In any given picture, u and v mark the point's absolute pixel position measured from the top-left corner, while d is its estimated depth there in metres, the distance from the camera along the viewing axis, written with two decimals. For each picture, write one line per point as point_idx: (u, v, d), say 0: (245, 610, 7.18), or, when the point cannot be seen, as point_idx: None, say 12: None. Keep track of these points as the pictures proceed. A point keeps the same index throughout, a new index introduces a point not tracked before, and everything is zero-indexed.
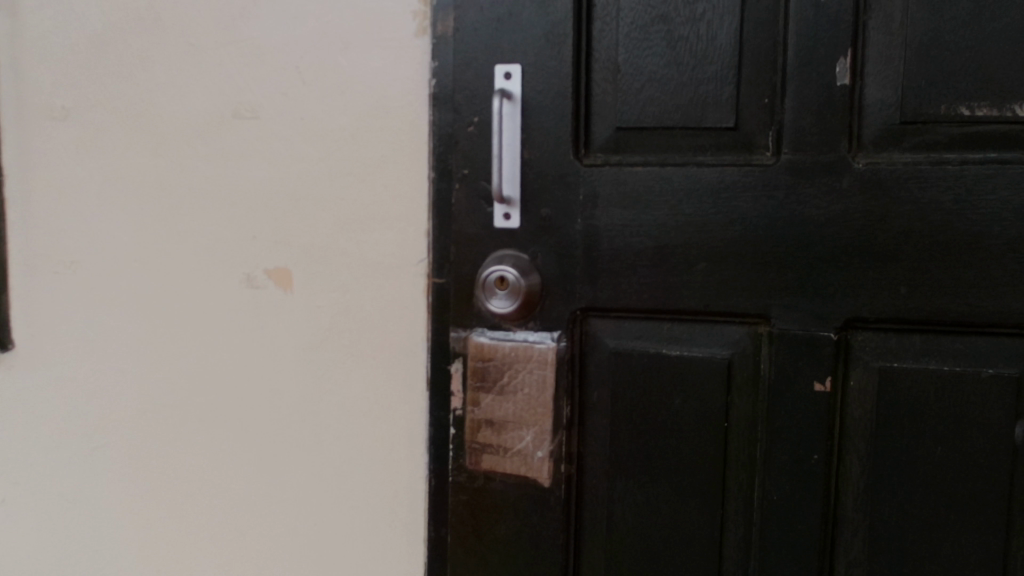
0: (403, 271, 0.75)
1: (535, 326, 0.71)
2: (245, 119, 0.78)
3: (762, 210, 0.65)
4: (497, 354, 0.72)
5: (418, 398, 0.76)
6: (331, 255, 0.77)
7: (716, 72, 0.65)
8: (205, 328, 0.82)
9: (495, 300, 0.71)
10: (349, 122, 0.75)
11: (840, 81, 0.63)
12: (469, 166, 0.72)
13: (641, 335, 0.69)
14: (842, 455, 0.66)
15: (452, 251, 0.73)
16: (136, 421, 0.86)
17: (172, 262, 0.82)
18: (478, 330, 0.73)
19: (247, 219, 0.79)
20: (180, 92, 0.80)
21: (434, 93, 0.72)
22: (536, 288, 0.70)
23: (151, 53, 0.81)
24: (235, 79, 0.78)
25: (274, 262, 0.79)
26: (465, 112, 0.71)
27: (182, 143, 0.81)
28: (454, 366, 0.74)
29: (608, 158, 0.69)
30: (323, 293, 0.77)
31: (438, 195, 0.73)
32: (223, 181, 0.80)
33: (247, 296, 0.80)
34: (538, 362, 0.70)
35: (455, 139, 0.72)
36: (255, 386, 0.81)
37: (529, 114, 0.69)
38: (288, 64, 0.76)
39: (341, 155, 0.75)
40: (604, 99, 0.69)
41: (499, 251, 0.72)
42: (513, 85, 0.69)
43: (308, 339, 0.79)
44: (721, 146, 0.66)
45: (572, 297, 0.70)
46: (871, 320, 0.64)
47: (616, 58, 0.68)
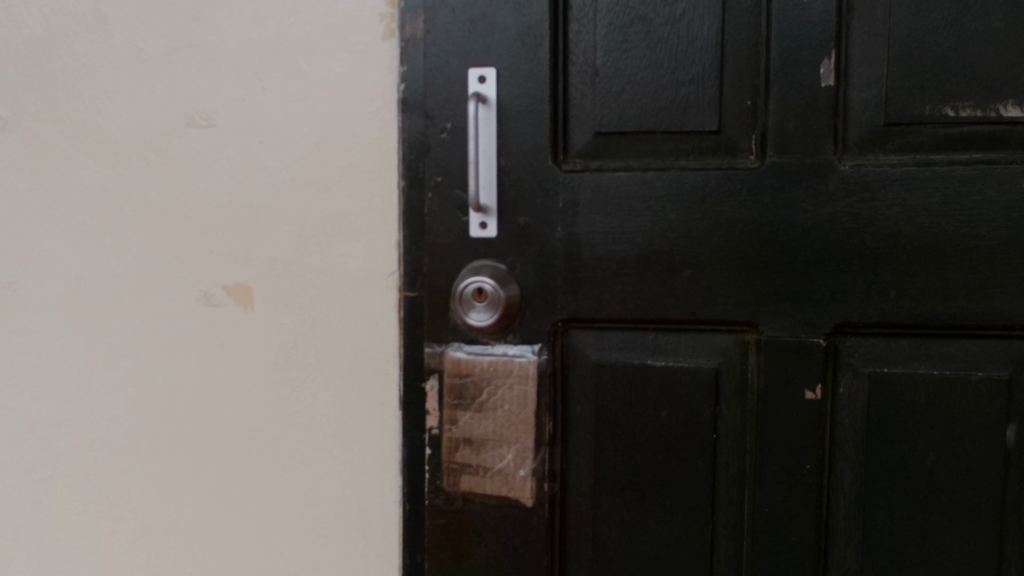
0: (372, 286, 0.71)
1: (514, 340, 0.68)
2: (200, 128, 0.74)
3: (748, 215, 0.63)
4: (475, 369, 0.69)
5: (390, 418, 0.72)
6: (294, 270, 0.73)
7: (697, 74, 0.64)
8: (157, 351, 0.77)
9: (473, 313, 0.68)
10: (312, 130, 0.71)
11: (824, 83, 0.62)
12: (442, 174, 0.69)
13: (624, 346, 0.67)
14: (834, 465, 0.64)
15: (426, 263, 0.70)
16: (81, 452, 0.80)
17: (119, 281, 0.77)
18: (455, 345, 0.70)
19: (204, 234, 0.75)
20: (128, 99, 0.76)
21: (403, 99, 0.69)
22: (515, 299, 0.68)
23: (96, 58, 0.76)
24: (188, 86, 0.74)
25: (233, 278, 0.75)
26: (437, 118, 0.69)
27: (130, 154, 0.76)
28: (429, 384, 0.71)
29: (587, 164, 0.67)
30: (285, 309, 0.74)
31: (410, 205, 0.70)
32: (175, 195, 0.75)
33: (204, 314, 0.76)
34: (518, 378, 0.67)
35: (427, 146, 0.69)
36: (213, 410, 0.76)
37: (505, 120, 0.67)
38: (246, 70, 0.72)
39: (304, 163, 0.72)
40: (582, 102, 0.66)
41: (476, 262, 0.69)
42: (488, 89, 0.67)
43: (271, 360, 0.74)
44: (704, 150, 0.65)
45: (553, 308, 0.67)
46: (860, 325, 0.63)
47: (594, 61, 0.65)
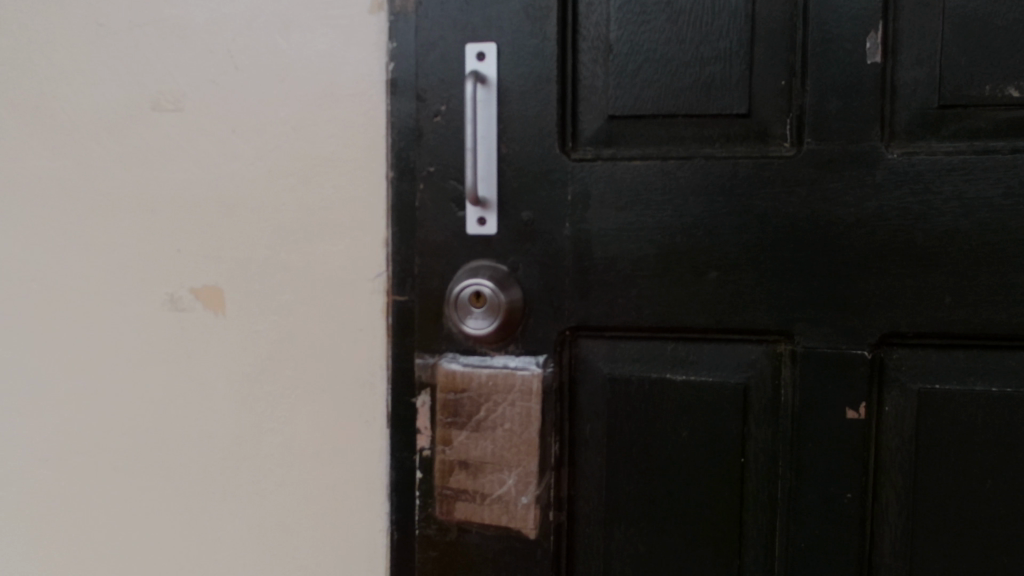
0: (357, 289, 0.64)
1: (516, 350, 0.61)
2: (166, 113, 0.67)
3: (783, 209, 0.56)
4: (472, 383, 0.60)
5: (377, 437, 0.65)
6: (270, 272, 0.66)
7: (725, 50, 0.56)
8: (117, 362, 0.70)
9: (470, 320, 0.60)
10: (290, 115, 0.64)
11: (870, 59, 0.55)
12: (435, 163, 0.61)
13: (641, 358, 0.59)
14: (878, 494, 0.57)
15: (417, 262, 0.62)
16: (32, 471, 0.73)
17: (76, 284, 0.70)
18: (449, 356, 0.62)
19: (170, 231, 0.67)
20: (85, 82, 0.68)
21: (392, 79, 0.62)
22: (518, 304, 0.60)
23: (50, 36, 0.68)
24: (152, 66, 0.66)
25: (202, 279, 0.67)
26: (430, 101, 0.61)
27: (86, 143, 0.68)
28: (420, 400, 0.63)
29: (599, 153, 0.59)
30: (260, 316, 0.66)
31: (399, 198, 0.62)
32: (139, 188, 0.68)
33: (171, 320, 0.68)
34: (521, 394, 0.60)
35: (419, 132, 0.61)
36: (180, 427, 0.69)
37: (507, 102, 0.59)
38: (217, 48, 0.65)
39: (281, 152, 0.64)
40: (594, 83, 0.59)
41: (473, 262, 0.61)
42: (487, 67, 0.59)
43: (245, 370, 0.67)
44: (731, 136, 0.57)
45: (560, 315, 0.60)
46: (909, 335, 0.55)
47: (607, 36, 0.58)
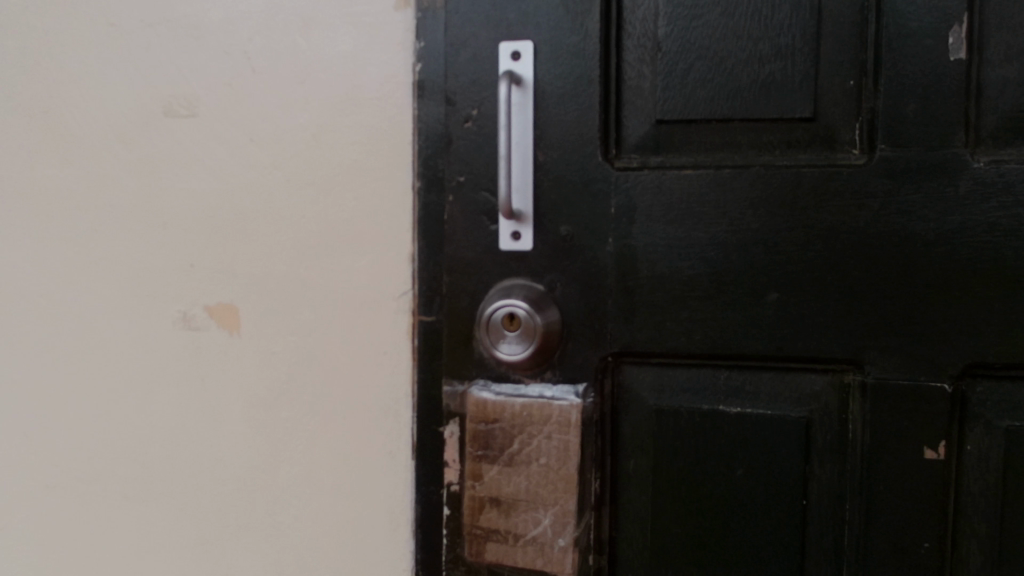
0: (380, 309, 0.59)
1: (553, 378, 0.55)
2: (179, 119, 0.62)
3: (852, 224, 0.50)
4: (505, 413, 0.55)
5: (401, 469, 0.60)
6: (287, 289, 0.61)
7: (786, 46, 0.50)
8: (126, 383, 0.66)
9: (503, 345, 0.55)
10: (309, 120, 0.59)
11: (953, 56, 0.49)
12: (466, 173, 0.56)
13: (691, 387, 0.54)
14: (959, 544, 0.51)
15: (445, 280, 0.57)
16: (41, 498, 0.69)
17: (84, 301, 0.66)
18: (479, 384, 0.57)
19: (182, 245, 0.63)
20: (95, 86, 0.64)
21: (420, 81, 0.57)
22: (555, 327, 0.54)
23: (58, 38, 0.64)
24: (165, 68, 0.62)
25: (216, 297, 0.63)
26: (460, 105, 0.56)
27: (95, 151, 0.64)
28: (448, 430, 0.58)
29: (646, 161, 0.54)
30: (276, 336, 0.62)
31: (426, 211, 0.57)
32: (150, 199, 0.63)
33: (183, 340, 0.64)
34: (558, 426, 0.54)
35: (448, 139, 0.56)
36: (192, 455, 0.65)
37: (544, 105, 0.54)
38: (233, 49, 0.61)
39: (300, 160, 0.60)
40: (640, 84, 0.53)
41: (506, 280, 0.56)
42: (523, 67, 0.54)
43: (260, 395, 0.63)
44: (794, 142, 0.51)
45: (602, 339, 0.54)
46: (995, 366, 0.49)
47: (656, 32, 0.52)
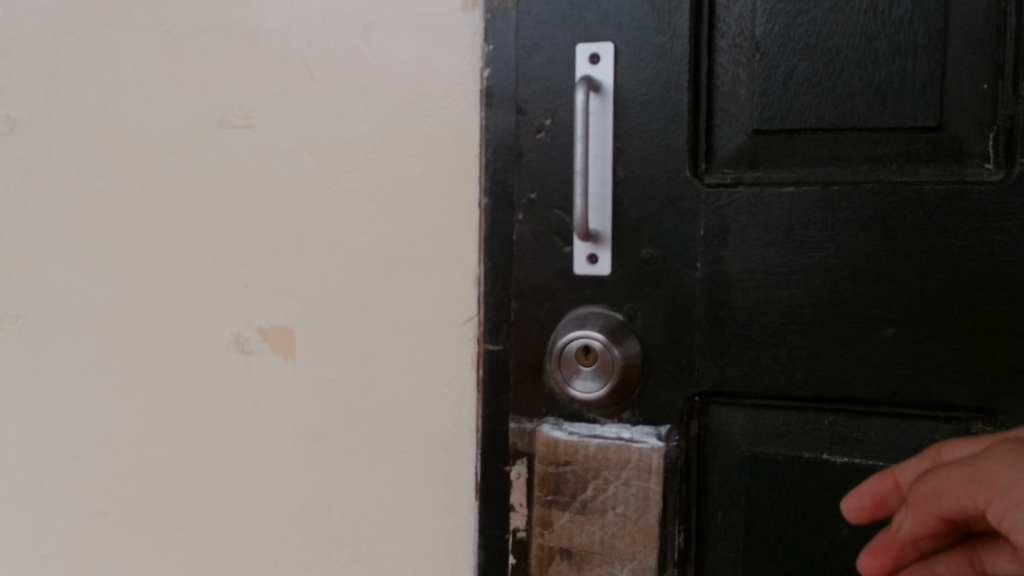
0: (443, 336, 0.54)
1: (632, 418, 0.50)
2: (236, 129, 0.59)
3: (984, 250, 0.43)
4: (577, 455, 0.50)
5: (463, 510, 0.55)
6: (343, 312, 0.57)
7: (907, 45, 0.44)
8: (179, 407, 0.63)
9: (578, 381, 0.49)
10: (370, 132, 0.55)
11: None
12: (537, 189, 0.51)
13: (788, 434, 0.48)
14: None
15: (513, 306, 0.52)
16: (96, 522, 0.67)
17: (140, 321, 0.63)
18: (550, 421, 0.51)
19: (237, 264, 0.60)
20: (151, 95, 0.61)
21: (488, 88, 0.52)
22: (636, 362, 0.49)
23: (115, 47, 0.62)
24: (221, 76, 0.59)
25: (271, 318, 0.59)
26: (532, 114, 0.50)
27: (151, 165, 0.62)
28: (515, 471, 0.53)
29: (740, 176, 0.47)
30: (334, 362, 0.57)
31: (494, 230, 0.52)
32: (205, 214, 0.60)
33: (237, 364, 0.61)
34: (637, 471, 0.49)
35: (519, 151, 0.51)
36: (245, 486, 0.62)
37: (626, 114, 0.48)
38: (291, 55, 0.57)
39: (360, 174, 0.55)
40: (735, 90, 0.47)
41: (581, 308, 0.50)
42: (602, 72, 0.48)
43: (315, 425, 0.59)
44: (914, 155, 0.45)
45: (688, 376, 0.48)
46: None
47: (753, 31, 0.46)
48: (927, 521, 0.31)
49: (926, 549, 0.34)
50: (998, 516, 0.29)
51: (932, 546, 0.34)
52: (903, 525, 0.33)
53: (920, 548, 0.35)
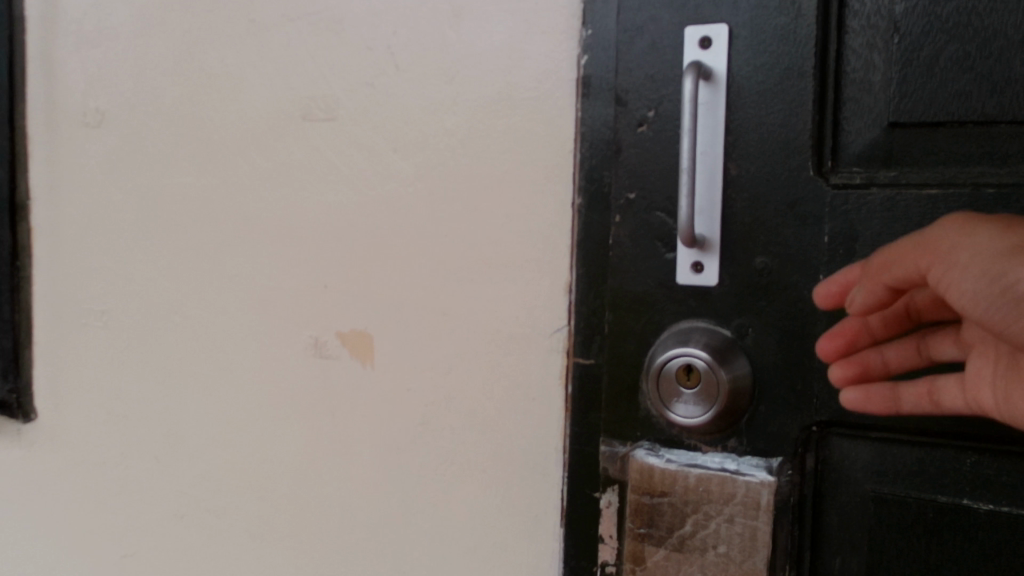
0: (530, 347, 0.50)
1: (739, 446, 0.44)
2: (319, 123, 0.56)
3: None
4: (675, 486, 0.45)
5: (547, 537, 0.50)
6: (425, 319, 0.53)
7: None
8: (255, 411, 0.61)
9: (678, 404, 0.44)
10: (456, 125, 0.51)
11: None
12: (637, 188, 0.46)
13: (921, 473, 0.41)
14: None
15: (607, 317, 0.47)
16: (174, 525, 0.66)
17: (219, 320, 0.61)
18: (646, 446, 0.46)
19: (316, 263, 0.57)
20: (235, 87, 0.59)
21: (585, 77, 0.47)
22: (745, 384, 0.43)
23: (201, 37, 0.60)
24: (305, 66, 0.56)
25: (350, 322, 0.56)
26: (633, 105, 0.46)
27: (233, 158, 0.59)
28: (606, 499, 0.48)
29: (872, 177, 0.41)
30: (413, 371, 0.54)
31: (588, 234, 0.47)
32: (285, 211, 0.58)
33: (314, 369, 0.58)
34: (742, 508, 0.43)
35: (617, 147, 0.46)
36: (320, 497, 0.59)
37: (740, 105, 0.43)
38: (376, 43, 0.53)
39: (445, 171, 0.52)
40: (869, 77, 0.41)
41: (685, 322, 0.45)
42: (714, 58, 0.43)
43: (393, 437, 0.55)
44: None
45: (804, 403, 0.43)
46: None
47: (892, 8, 0.40)
48: (877, 288, 0.36)
49: (878, 334, 0.39)
50: (938, 277, 0.33)
51: (881, 329, 0.39)
52: (856, 298, 0.37)
53: (872, 332, 0.39)
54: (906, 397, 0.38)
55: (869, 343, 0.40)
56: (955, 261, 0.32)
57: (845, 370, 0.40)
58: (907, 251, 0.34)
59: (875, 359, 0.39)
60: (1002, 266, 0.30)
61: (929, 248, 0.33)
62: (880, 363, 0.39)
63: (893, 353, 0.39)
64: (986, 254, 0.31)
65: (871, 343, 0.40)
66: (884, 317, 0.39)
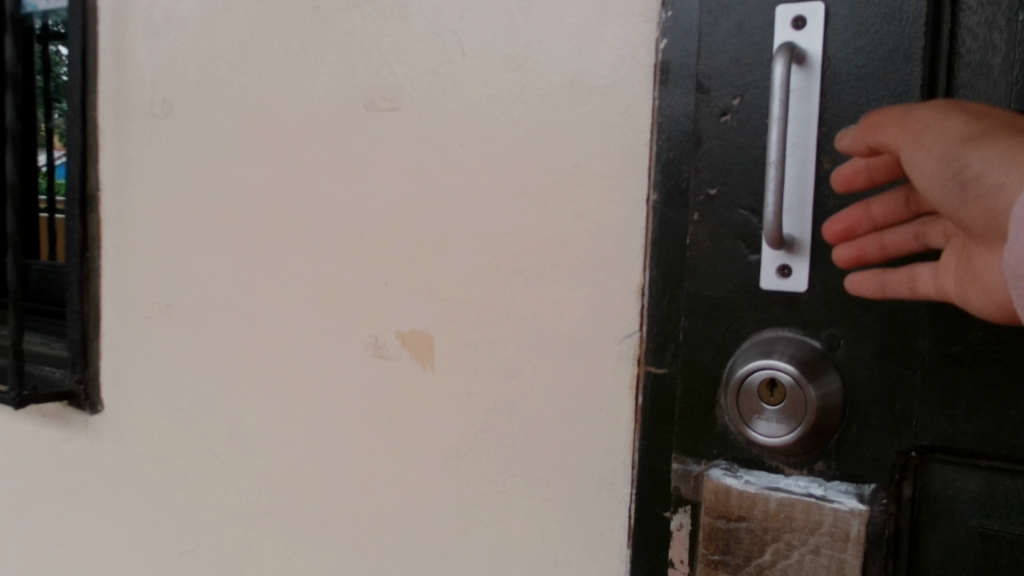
0: (599, 354, 0.46)
1: (827, 471, 0.40)
2: (382, 113, 0.53)
3: None
4: (754, 511, 0.41)
5: (613, 558, 0.47)
6: (488, 320, 0.50)
7: None
8: (314, 410, 0.59)
9: (761, 422, 0.40)
10: (524, 115, 0.48)
11: None
12: (718, 184, 0.42)
13: None
14: None
15: (683, 324, 0.43)
16: (233, 523, 0.65)
17: (280, 315, 0.60)
18: (722, 466, 0.42)
19: (377, 260, 0.55)
20: (299, 76, 0.57)
21: (663, 63, 0.43)
22: (836, 402, 0.39)
23: (266, 25, 0.59)
24: (369, 53, 0.54)
25: (410, 322, 0.53)
26: (716, 93, 0.42)
27: (296, 150, 0.58)
28: (676, 521, 0.44)
29: None
30: (475, 375, 0.51)
31: (664, 233, 0.44)
32: (346, 204, 0.56)
33: (373, 369, 0.56)
34: (830, 539, 0.39)
35: (698, 138, 0.42)
36: (376, 503, 0.57)
37: (836, 92, 0.38)
38: (442, 29, 0.51)
39: (511, 164, 0.49)
40: (987, 59, 0.37)
41: (769, 332, 0.41)
42: (809, 38, 0.39)
43: (452, 444, 0.53)
44: None
45: (903, 424, 0.38)
46: None
47: None
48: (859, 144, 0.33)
49: (880, 220, 0.36)
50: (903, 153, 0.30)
51: (882, 216, 0.36)
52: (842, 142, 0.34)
53: (873, 218, 0.36)
54: (890, 289, 0.35)
55: (871, 229, 0.36)
56: (920, 143, 0.29)
57: (845, 251, 0.37)
58: (883, 127, 0.32)
59: (873, 245, 0.36)
60: (962, 152, 0.28)
61: (902, 125, 0.31)
62: (878, 248, 0.36)
63: (892, 238, 0.36)
64: (949, 138, 0.28)
65: (872, 229, 0.36)
66: (886, 204, 0.35)
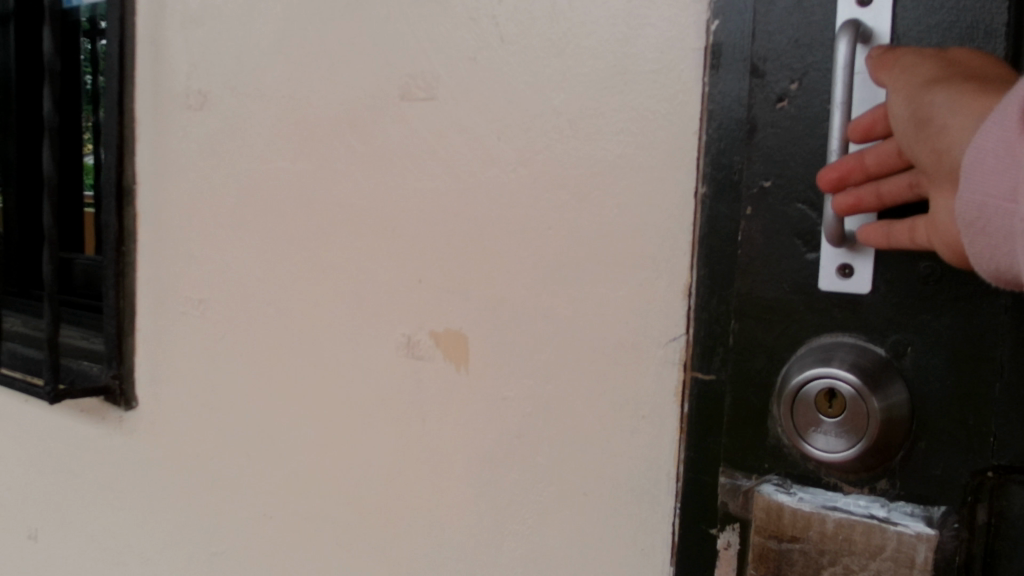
0: (642, 357, 0.43)
1: (892, 490, 0.36)
2: (417, 102, 0.51)
3: None
4: (809, 532, 0.37)
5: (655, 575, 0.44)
6: (525, 320, 0.48)
7: None
8: (345, 411, 0.57)
9: (818, 435, 0.36)
10: (564, 104, 0.45)
11: None
12: (774, 175, 0.38)
13: None
14: None
15: (733, 327, 0.40)
16: (264, 524, 0.63)
17: (312, 312, 0.58)
18: (774, 482, 0.39)
19: (411, 256, 0.52)
20: (333, 65, 0.55)
21: (715, 45, 0.40)
22: (903, 415, 0.36)
23: (301, 13, 0.57)
24: (405, 40, 0.51)
25: (444, 321, 0.51)
26: (771, 76, 0.38)
27: (330, 141, 0.56)
28: (723, 539, 0.41)
29: None
30: (510, 378, 0.49)
31: (714, 229, 0.41)
32: (380, 198, 0.53)
33: (406, 370, 0.53)
34: (894, 565, 0.36)
35: (751, 126, 0.39)
36: (408, 509, 0.54)
37: None
38: (481, 13, 0.48)
39: (550, 154, 0.46)
40: None
41: (828, 337, 0.37)
42: (876, 14, 0.35)
43: (485, 449, 0.50)
44: None
45: (977, 440, 0.35)
46: None
47: None
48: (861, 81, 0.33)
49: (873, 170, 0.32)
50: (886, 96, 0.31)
51: (874, 166, 0.32)
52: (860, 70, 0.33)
53: (867, 169, 0.32)
54: (896, 238, 0.32)
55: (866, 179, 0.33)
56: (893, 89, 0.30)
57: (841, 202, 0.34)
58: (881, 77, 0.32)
59: (868, 194, 0.32)
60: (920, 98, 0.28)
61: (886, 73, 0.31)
62: (874, 197, 0.32)
63: (886, 186, 0.31)
64: (914, 86, 0.29)
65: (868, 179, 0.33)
66: (878, 152, 0.32)
